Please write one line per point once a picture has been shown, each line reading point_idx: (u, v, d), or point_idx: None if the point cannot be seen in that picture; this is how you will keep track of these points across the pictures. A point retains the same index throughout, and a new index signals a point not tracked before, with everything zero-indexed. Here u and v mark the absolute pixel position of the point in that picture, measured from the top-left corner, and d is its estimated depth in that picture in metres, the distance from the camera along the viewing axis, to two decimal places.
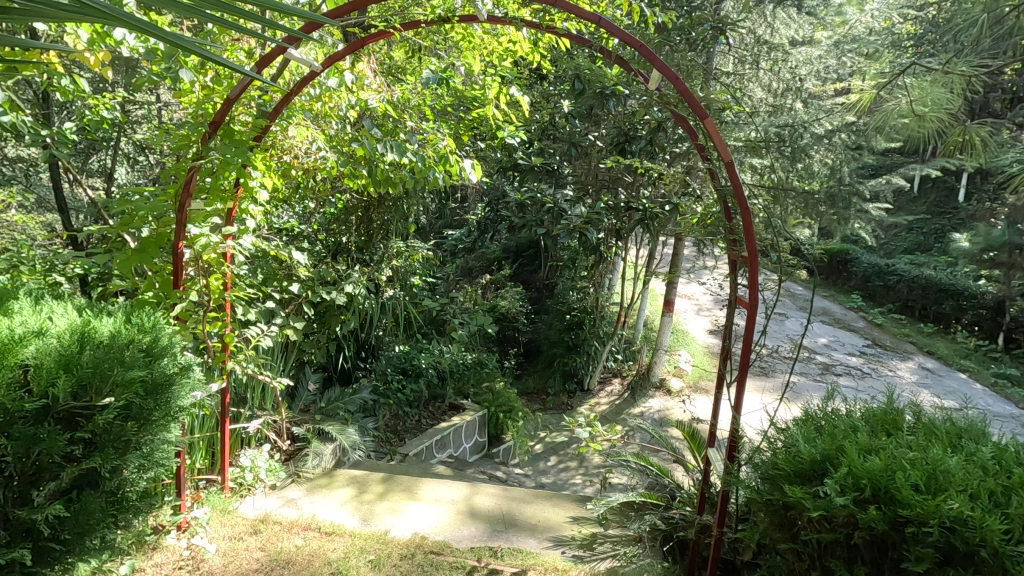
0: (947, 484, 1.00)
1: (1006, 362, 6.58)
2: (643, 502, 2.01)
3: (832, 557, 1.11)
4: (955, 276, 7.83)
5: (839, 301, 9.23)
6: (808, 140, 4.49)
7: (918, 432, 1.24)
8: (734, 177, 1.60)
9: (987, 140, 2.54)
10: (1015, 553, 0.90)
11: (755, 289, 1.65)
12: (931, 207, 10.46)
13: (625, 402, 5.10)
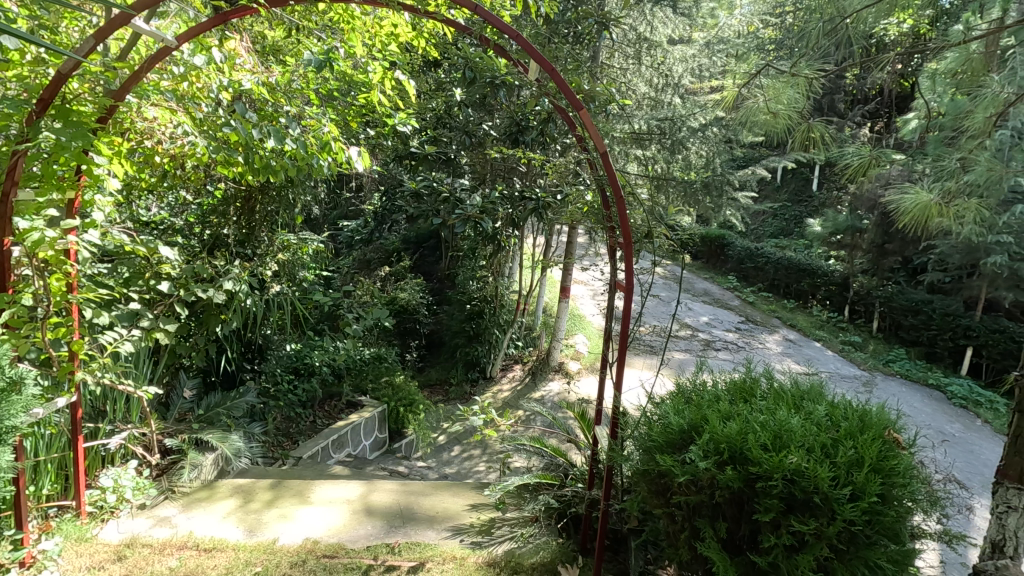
0: (789, 441, 1.13)
1: (851, 331, 7.56)
2: (538, 483, 2.06)
3: (699, 517, 1.22)
4: (811, 257, 8.86)
5: (718, 282, 10.08)
6: (685, 133, 4.83)
7: (769, 397, 1.39)
8: (609, 167, 1.65)
9: (828, 135, 2.87)
10: (840, 495, 1.04)
11: (630, 274, 1.74)
12: (791, 195, 11.71)
13: (526, 387, 5.23)
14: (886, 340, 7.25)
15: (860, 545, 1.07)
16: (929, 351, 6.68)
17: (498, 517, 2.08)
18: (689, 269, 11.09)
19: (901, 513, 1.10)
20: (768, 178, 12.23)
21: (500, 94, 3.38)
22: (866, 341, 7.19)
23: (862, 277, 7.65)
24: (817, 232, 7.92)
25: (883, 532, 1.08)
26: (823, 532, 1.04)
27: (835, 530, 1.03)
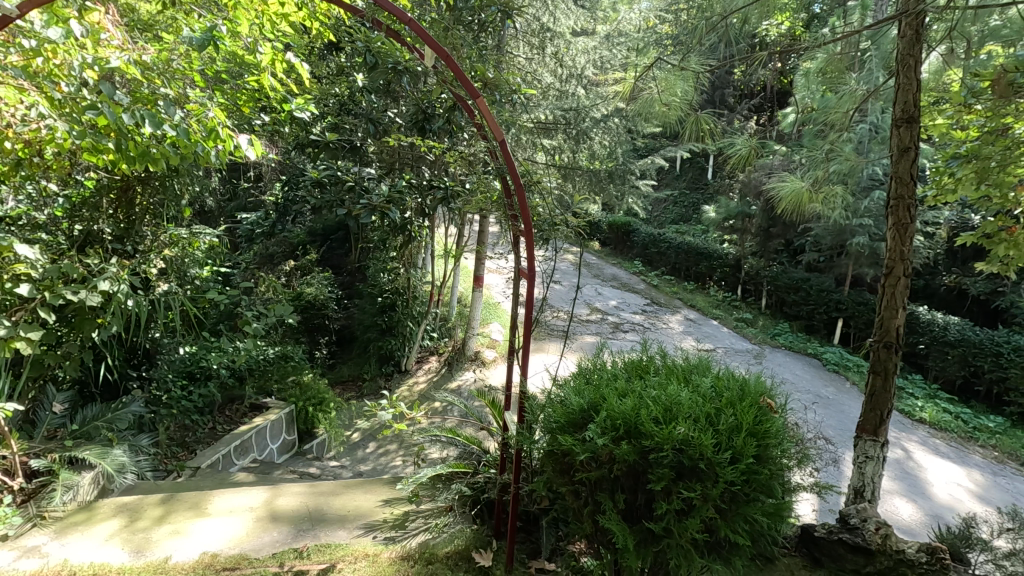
0: (678, 413, 1.22)
1: (743, 308, 8.23)
2: (451, 473, 2.04)
3: (600, 492, 1.28)
4: (707, 242, 9.51)
5: (625, 267, 10.57)
6: (589, 123, 4.99)
7: (661, 373, 1.48)
8: (507, 155, 1.67)
9: (715, 128, 3.09)
10: (721, 459, 1.13)
11: (531, 262, 1.76)
12: (689, 184, 12.48)
13: (442, 377, 5.20)
14: (772, 316, 7.96)
15: (739, 503, 1.17)
16: (807, 324, 7.43)
17: (412, 510, 2.07)
18: (599, 255, 11.53)
19: (774, 471, 1.22)
20: (667, 167, 12.93)
21: (404, 84, 3.28)
22: (755, 317, 7.86)
23: (751, 258, 8.33)
24: (712, 218, 8.52)
25: (760, 489, 1.19)
26: (708, 494, 1.13)
27: (719, 491, 1.12)
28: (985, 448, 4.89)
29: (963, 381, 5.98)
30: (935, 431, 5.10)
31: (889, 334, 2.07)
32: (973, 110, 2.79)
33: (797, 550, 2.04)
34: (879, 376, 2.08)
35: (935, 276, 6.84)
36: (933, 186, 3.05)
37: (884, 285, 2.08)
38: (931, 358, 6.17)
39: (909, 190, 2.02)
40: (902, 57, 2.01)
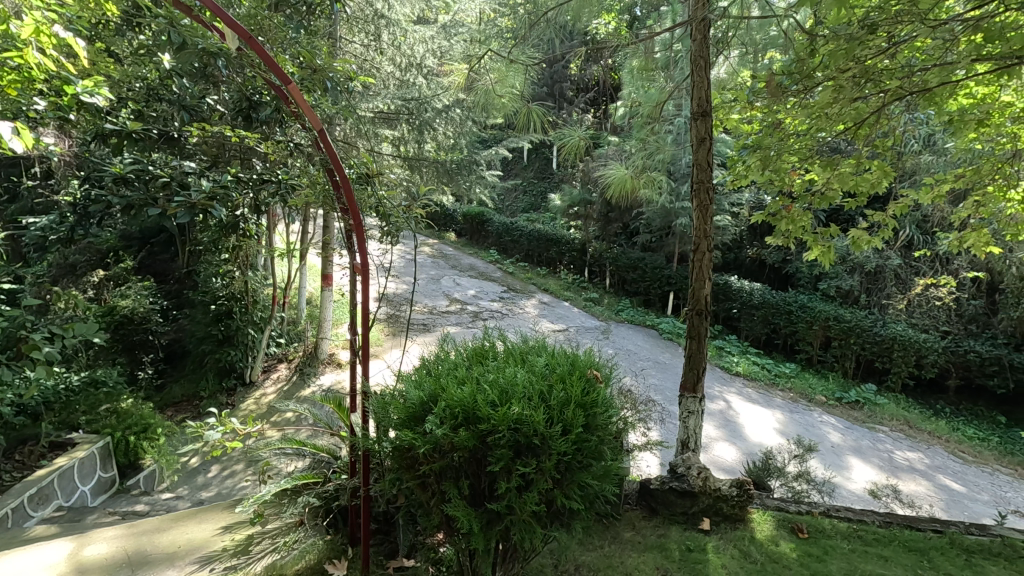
0: (513, 394, 1.27)
1: (591, 289, 8.86)
2: (299, 484, 1.91)
3: (444, 480, 1.29)
4: (555, 228, 10.04)
5: (481, 257, 10.78)
6: (431, 113, 4.96)
7: (500, 359, 1.52)
8: (328, 146, 1.58)
9: (548, 120, 3.25)
10: (553, 433, 1.20)
11: (365, 259, 1.70)
12: (537, 173, 13.08)
13: (294, 386, 4.86)
14: (616, 293, 8.67)
15: (574, 471, 1.26)
16: (645, 299, 8.22)
17: (256, 532, 1.91)
18: (455, 246, 11.62)
19: (602, 436, 1.33)
20: (515, 158, 13.42)
21: (222, 70, 2.97)
22: (602, 296, 8.50)
23: (595, 242, 8.96)
24: (558, 206, 9.00)
25: (591, 456, 1.29)
26: (543, 467, 1.19)
27: (552, 463, 1.19)
28: (784, 391, 5.84)
29: (766, 337, 7.07)
30: (748, 382, 5.98)
31: (700, 301, 2.36)
32: (756, 106, 3.27)
33: (637, 503, 2.25)
34: (694, 339, 2.37)
35: (742, 250, 7.97)
36: (731, 172, 3.53)
37: (694, 259, 2.36)
38: (742, 319, 7.19)
39: (707, 176, 2.30)
40: (695, 58, 2.29)
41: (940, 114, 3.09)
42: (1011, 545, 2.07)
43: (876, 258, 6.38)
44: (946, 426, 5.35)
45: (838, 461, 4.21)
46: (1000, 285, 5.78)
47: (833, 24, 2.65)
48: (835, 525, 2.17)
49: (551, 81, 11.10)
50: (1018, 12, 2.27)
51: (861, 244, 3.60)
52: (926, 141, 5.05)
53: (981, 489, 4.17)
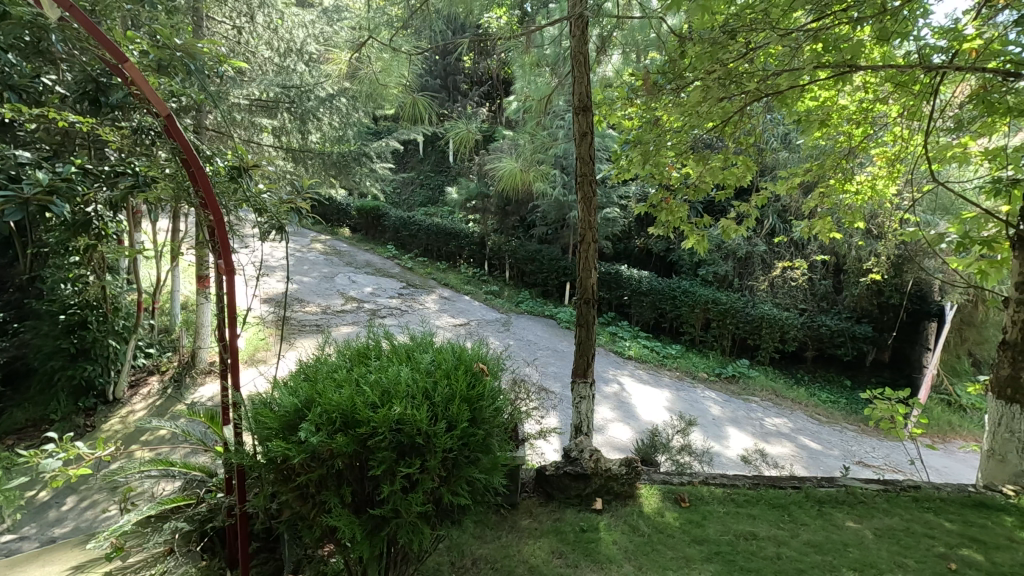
0: (395, 393, 1.24)
1: (491, 282, 8.93)
2: (167, 508, 1.73)
3: (325, 489, 1.23)
4: (453, 222, 10.01)
5: (378, 252, 10.47)
6: (314, 103, 4.78)
7: (383, 359, 1.47)
8: (178, 135, 1.46)
9: (434, 111, 3.22)
10: (437, 430, 1.19)
11: (229, 258, 1.57)
12: (433, 166, 12.96)
13: (168, 399, 4.43)
14: (515, 285, 8.82)
15: (460, 466, 1.26)
16: (544, 290, 8.45)
17: (113, 569, 1.70)
18: (350, 242, 11.20)
19: (490, 429, 1.34)
20: (410, 150, 13.19)
21: (56, 45, 2.51)
22: (502, 289, 8.61)
23: (493, 235, 9.04)
24: (455, 199, 8.95)
25: (477, 450, 1.30)
26: (429, 465, 1.18)
27: (437, 460, 1.18)
28: (671, 370, 6.28)
29: (655, 321, 7.54)
30: (639, 364, 6.35)
31: (587, 291, 2.44)
32: (636, 103, 3.45)
33: (534, 490, 2.30)
34: (583, 327, 2.45)
35: (631, 240, 8.44)
36: (616, 166, 3.68)
37: (580, 250, 2.44)
38: (633, 305, 7.62)
39: (590, 169, 2.38)
40: (576, 53, 2.35)
41: (791, 114, 3.45)
42: (853, 492, 2.38)
43: (745, 245, 7.04)
44: (805, 392, 6.04)
45: (718, 431, 4.60)
46: (844, 266, 6.61)
47: (700, 28, 2.84)
48: (712, 491, 2.36)
49: (443, 73, 11.01)
50: (849, 26, 2.58)
51: (731, 232, 3.94)
52: (782, 139, 5.63)
53: (833, 446, 4.75)
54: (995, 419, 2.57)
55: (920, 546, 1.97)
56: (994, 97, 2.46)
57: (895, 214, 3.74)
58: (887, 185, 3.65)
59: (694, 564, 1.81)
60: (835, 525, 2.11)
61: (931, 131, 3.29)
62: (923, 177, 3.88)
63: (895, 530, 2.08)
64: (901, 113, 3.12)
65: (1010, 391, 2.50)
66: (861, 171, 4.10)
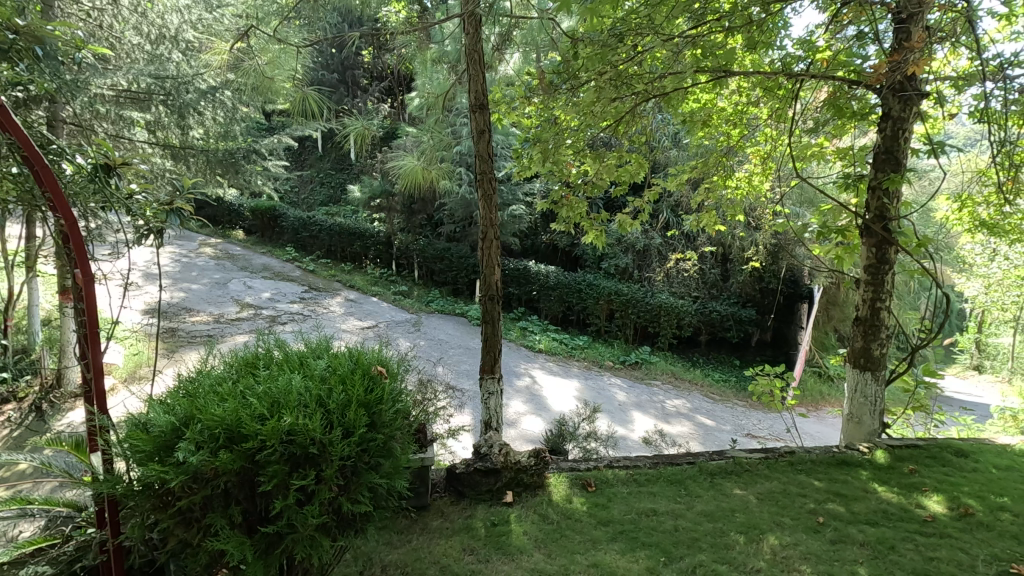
0: (286, 403, 1.21)
1: (399, 282, 8.74)
2: (25, 553, 1.53)
3: (211, 511, 1.17)
4: (357, 221, 9.68)
5: (276, 255, 9.89)
6: (194, 95, 4.45)
7: (273, 368, 1.43)
8: (17, 133, 1.31)
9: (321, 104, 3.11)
10: (332, 437, 1.18)
11: (87, 265, 1.41)
12: (334, 164, 12.45)
13: (28, 429, 3.89)
14: (425, 285, 8.70)
15: (360, 473, 1.25)
16: (453, 288, 8.43)
17: None
18: (245, 245, 10.49)
19: (390, 434, 1.34)
20: (309, 147, 12.58)
21: None
22: (411, 289, 8.46)
23: (400, 234, 8.85)
24: (358, 198, 8.66)
25: (377, 455, 1.30)
26: (326, 474, 1.16)
27: (334, 469, 1.16)
28: (579, 361, 6.50)
29: (562, 314, 7.75)
30: (549, 357, 6.51)
31: (491, 287, 2.46)
32: (534, 101, 3.50)
33: (446, 489, 2.29)
34: (488, 324, 2.47)
35: (537, 235, 8.61)
36: (517, 163, 3.72)
37: (482, 247, 2.46)
38: (541, 300, 7.79)
39: (489, 167, 2.40)
40: (469, 51, 2.35)
41: (677, 115, 3.67)
42: (739, 462, 2.60)
43: (643, 239, 7.44)
44: (700, 374, 6.51)
45: (623, 416, 4.83)
46: (729, 255, 7.18)
47: (590, 30, 2.94)
48: (616, 474, 2.47)
49: (340, 66, 10.57)
50: (722, 34, 2.78)
51: (627, 226, 4.14)
52: (672, 138, 6.00)
53: (725, 421, 5.16)
54: (853, 386, 2.92)
55: (794, 505, 2.19)
56: (842, 102, 2.77)
57: (769, 206, 4.12)
58: (762, 180, 4.00)
59: (600, 545, 1.89)
60: (724, 494, 2.30)
61: (795, 130, 3.65)
62: (790, 173, 4.31)
63: (774, 493, 2.30)
64: (769, 116, 3.44)
65: (863, 360, 2.85)
66: (739, 169, 4.47)
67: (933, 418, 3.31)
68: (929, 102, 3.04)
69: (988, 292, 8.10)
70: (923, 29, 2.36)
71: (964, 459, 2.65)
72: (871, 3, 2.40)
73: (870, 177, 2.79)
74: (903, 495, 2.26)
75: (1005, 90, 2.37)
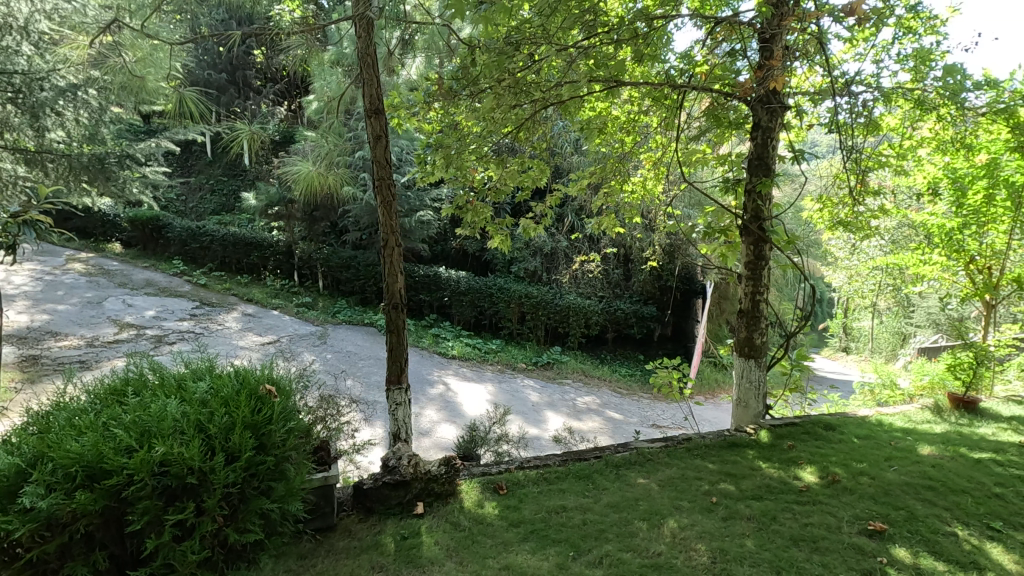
0: (158, 434, 1.24)
1: (303, 293, 8.31)
2: None
3: (70, 560, 1.16)
4: (254, 231, 9.11)
5: (161, 268, 9.05)
6: (50, 93, 4.17)
7: (143, 394, 1.43)
8: None
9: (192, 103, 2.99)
10: (212, 465, 1.23)
11: None
12: (226, 169, 11.63)
13: None
14: (331, 295, 8.36)
15: (246, 500, 1.32)
16: (362, 297, 8.17)
17: None
18: (123, 259, 9.51)
19: (281, 455, 1.42)
20: (196, 152, 11.66)
21: None
22: (316, 300, 8.09)
23: (302, 243, 8.44)
24: (254, 206, 8.15)
25: (266, 478, 1.38)
26: (207, 504, 1.21)
27: (214, 498, 1.21)
28: (492, 365, 6.54)
29: (474, 319, 7.76)
30: (462, 362, 6.49)
31: (395, 297, 2.41)
32: (435, 107, 3.45)
33: (352, 508, 2.20)
34: (393, 333, 2.42)
35: (447, 241, 8.59)
36: (420, 170, 3.60)
37: (384, 255, 2.40)
38: (453, 306, 7.74)
39: (388, 172, 2.35)
40: (363, 54, 2.29)
41: (575, 122, 3.81)
42: (641, 452, 2.73)
43: (550, 242, 7.63)
44: (608, 370, 6.78)
45: (536, 417, 4.91)
46: (631, 256, 7.56)
47: (486, 38, 2.96)
48: (527, 474, 2.51)
49: (229, 66, 9.88)
50: (612, 45, 2.91)
51: (532, 230, 4.21)
52: (573, 145, 6.22)
53: (632, 414, 5.41)
54: (739, 372, 3.17)
55: (691, 488, 2.34)
56: (721, 112, 2.99)
57: (662, 208, 4.36)
58: (655, 184, 4.23)
59: (512, 547, 1.90)
60: (628, 484, 2.40)
61: (681, 138, 3.90)
62: (679, 177, 4.60)
63: (674, 479, 2.44)
64: (658, 125, 3.66)
65: (748, 349, 3.10)
66: (635, 173, 4.71)
67: (808, 397, 3.67)
68: (792, 114, 3.37)
69: (851, 283, 9.15)
70: (784, 48, 2.61)
71: (833, 433, 2.97)
72: (740, 22, 2.62)
73: (746, 181, 3.05)
74: (783, 469, 2.49)
75: (852, 105, 2.68)
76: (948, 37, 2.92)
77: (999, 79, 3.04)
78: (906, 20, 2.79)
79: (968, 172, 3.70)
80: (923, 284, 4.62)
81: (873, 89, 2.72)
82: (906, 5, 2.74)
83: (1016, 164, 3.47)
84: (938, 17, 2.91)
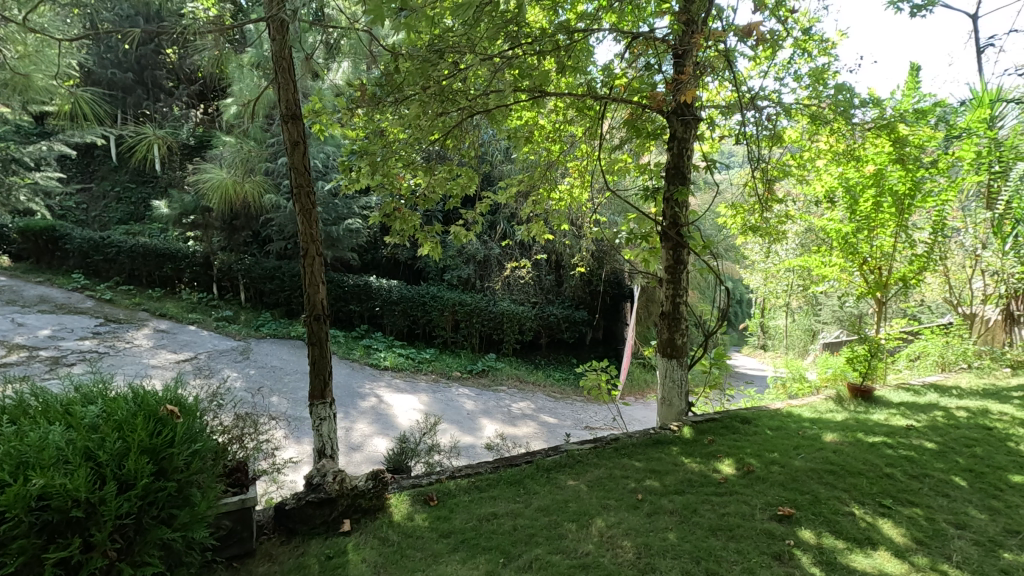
0: (37, 464, 1.15)
1: (222, 306, 7.86)
2: None
3: None
4: (166, 241, 8.53)
5: (59, 283, 8.28)
6: None
7: (23, 420, 1.32)
8: None
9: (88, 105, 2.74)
10: (102, 495, 1.15)
11: None
12: (134, 176, 10.82)
13: None
14: (253, 308, 7.96)
15: (142, 530, 1.24)
16: (287, 309, 7.84)
17: None
18: (12, 273, 8.61)
19: (183, 480, 1.35)
20: (99, 157, 10.77)
21: None
22: (237, 313, 7.68)
23: (220, 254, 7.98)
24: (166, 215, 7.63)
25: (166, 504, 1.30)
26: (96, 538, 1.13)
27: (103, 531, 1.13)
28: (426, 375, 6.45)
29: (407, 329, 7.63)
30: (395, 373, 6.36)
31: (316, 307, 2.33)
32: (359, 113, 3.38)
33: (273, 530, 2.10)
34: (315, 346, 2.33)
35: (377, 250, 8.41)
36: (344, 177, 3.51)
37: (304, 264, 2.31)
38: (384, 316, 7.58)
39: (305, 180, 2.27)
40: (277, 57, 2.21)
41: (502, 131, 3.85)
42: (572, 454, 2.77)
43: (482, 249, 7.65)
44: (542, 375, 6.87)
45: (470, 424, 4.88)
46: (562, 262, 7.71)
47: (410, 45, 2.93)
48: (457, 484, 2.48)
49: (136, 65, 9.23)
50: (535, 56, 2.97)
51: (462, 238, 4.20)
52: (502, 153, 6.29)
53: (565, 417, 5.51)
54: (663, 372, 3.30)
55: (618, 487, 2.41)
56: (640, 122, 3.11)
57: (589, 215, 4.48)
58: (581, 192, 4.34)
59: (441, 558, 1.88)
60: (558, 486, 2.44)
61: (604, 147, 4.04)
62: (604, 186, 4.76)
63: (602, 479, 2.50)
64: (582, 135, 3.77)
65: (670, 350, 3.24)
66: (562, 181, 4.82)
67: (726, 393, 3.87)
68: (704, 126, 3.57)
69: (766, 284, 9.76)
70: (696, 63, 2.76)
71: (748, 426, 3.15)
72: (655, 38, 2.75)
73: (664, 189, 3.19)
74: (703, 463, 2.62)
75: (757, 118, 2.87)
76: (838, 59, 3.21)
77: (881, 98, 3.37)
78: (802, 41, 3.04)
79: (859, 181, 4.06)
80: (825, 284, 5.01)
81: (775, 105, 2.93)
82: (802, 28, 2.98)
83: (898, 175, 3.87)
84: (829, 40, 3.19)
